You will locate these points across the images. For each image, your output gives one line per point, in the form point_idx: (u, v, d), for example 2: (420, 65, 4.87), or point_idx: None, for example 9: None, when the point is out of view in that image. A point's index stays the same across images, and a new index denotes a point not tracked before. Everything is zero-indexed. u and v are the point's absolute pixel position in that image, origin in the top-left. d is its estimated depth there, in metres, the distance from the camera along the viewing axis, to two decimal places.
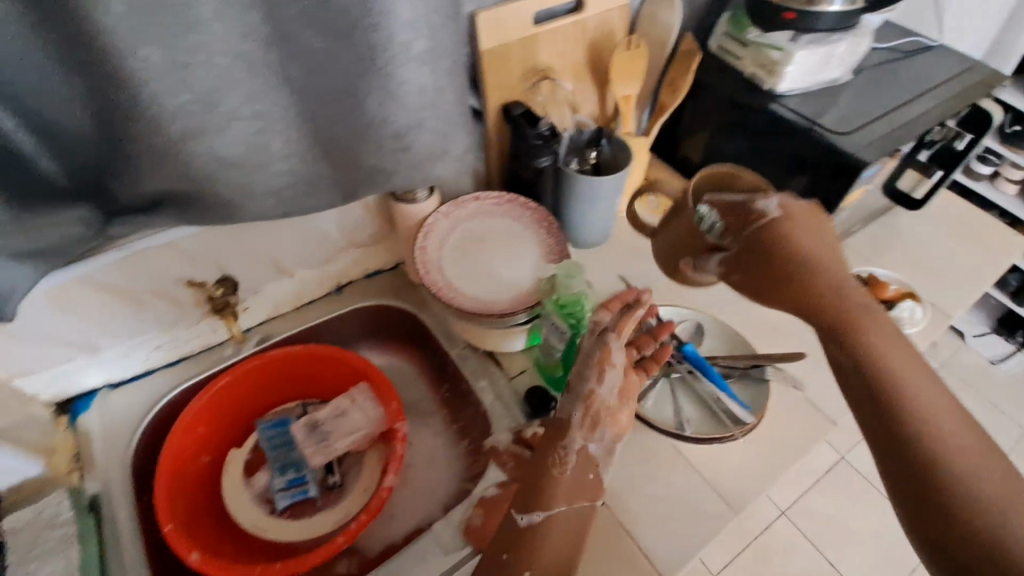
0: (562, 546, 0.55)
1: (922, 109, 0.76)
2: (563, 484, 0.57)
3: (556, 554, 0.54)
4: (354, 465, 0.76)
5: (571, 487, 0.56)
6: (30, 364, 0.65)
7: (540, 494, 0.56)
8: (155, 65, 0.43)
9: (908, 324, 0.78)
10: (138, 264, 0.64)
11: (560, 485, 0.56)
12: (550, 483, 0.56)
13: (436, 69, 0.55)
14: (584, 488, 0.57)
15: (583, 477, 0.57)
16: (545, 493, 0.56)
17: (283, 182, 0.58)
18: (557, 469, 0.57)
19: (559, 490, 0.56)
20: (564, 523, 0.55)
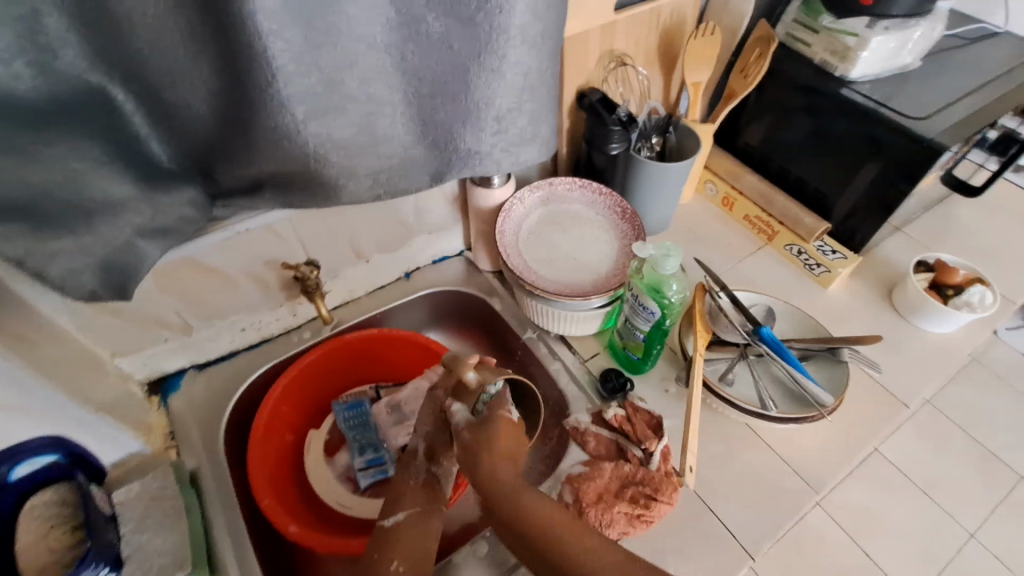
0: (417, 540, 0.49)
1: (992, 95, 0.77)
2: (412, 490, 0.52)
3: (411, 555, 0.48)
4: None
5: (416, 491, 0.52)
6: (129, 342, 0.67)
7: (399, 495, 0.52)
8: (296, 44, 0.46)
9: (979, 309, 0.78)
10: (234, 245, 0.66)
11: (411, 488, 0.53)
12: (402, 489, 0.53)
13: (538, 52, 0.57)
14: (433, 498, 0.52)
15: (428, 487, 0.53)
16: (401, 487, 0.53)
17: (384, 165, 0.60)
18: (417, 483, 0.53)
19: (414, 495, 0.52)
20: (418, 525, 0.50)
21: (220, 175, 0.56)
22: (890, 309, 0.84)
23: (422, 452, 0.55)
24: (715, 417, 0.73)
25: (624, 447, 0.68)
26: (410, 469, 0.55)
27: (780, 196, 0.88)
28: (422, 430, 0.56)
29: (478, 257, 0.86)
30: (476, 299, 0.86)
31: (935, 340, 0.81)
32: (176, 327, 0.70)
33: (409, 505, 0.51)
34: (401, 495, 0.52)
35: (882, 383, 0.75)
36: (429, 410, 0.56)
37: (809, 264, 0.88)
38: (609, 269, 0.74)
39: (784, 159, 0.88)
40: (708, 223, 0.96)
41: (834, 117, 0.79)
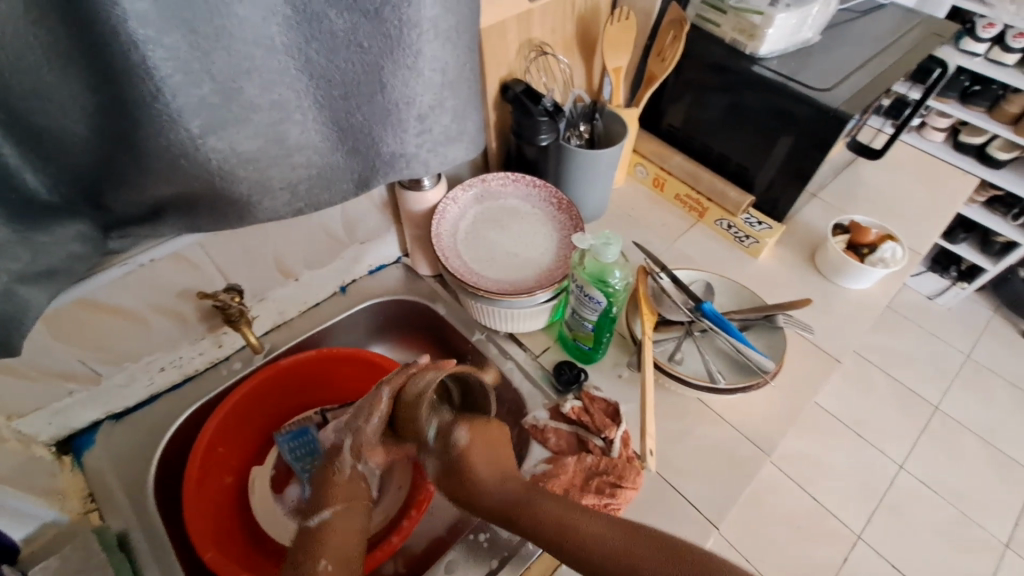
0: (347, 533, 0.45)
1: (884, 64, 0.82)
2: (341, 487, 0.49)
3: (340, 551, 0.43)
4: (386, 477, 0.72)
5: (345, 486, 0.49)
6: (26, 402, 0.59)
7: (327, 492, 0.48)
8: (180, 52, 0.41)
9: (892, 264, 0.84)
10: (139, 279, 0.59)
11: (337, 484, 0.49)
12: (329, 483, 0.49)
13: (454, 45, 0.55)
14: (358, 489, 0.50)
15: (357, 483, 0.50)
16: (330, 487, 0.49)
17: (300, 176, 0.55)
18: (342, 478, 0.50)
19: (341, 490, 0.49)
20: (344, 520, 0.46)
21: (111, 203, 0.50)
22: (815, 271, 0.89)
23: (348, 449, 0.52)
24: (668, 396, 0.74)
25: (584, 438, 0.68)
26: (335, 468, 0.51)
27: (706, 173, 0.91)
28: (355, 427, 0.53)
29: (416, 263, 0.83)
30: (419, 306, 0.83)
31: (857, 296, 0.86)
32: (82, 377, 0.62)
33: (335, 502, 0.47)
34: (327, 494, 0.48)
35: (815, 343, 0.79)
36: (366, 411, 0.53)
37: (739, 236, 0.91)
38: (551, 261, 0.73)
39: (706, 137, 0.91)
40: (641, 204, 0.97)
41: (748, 93, 0.81)
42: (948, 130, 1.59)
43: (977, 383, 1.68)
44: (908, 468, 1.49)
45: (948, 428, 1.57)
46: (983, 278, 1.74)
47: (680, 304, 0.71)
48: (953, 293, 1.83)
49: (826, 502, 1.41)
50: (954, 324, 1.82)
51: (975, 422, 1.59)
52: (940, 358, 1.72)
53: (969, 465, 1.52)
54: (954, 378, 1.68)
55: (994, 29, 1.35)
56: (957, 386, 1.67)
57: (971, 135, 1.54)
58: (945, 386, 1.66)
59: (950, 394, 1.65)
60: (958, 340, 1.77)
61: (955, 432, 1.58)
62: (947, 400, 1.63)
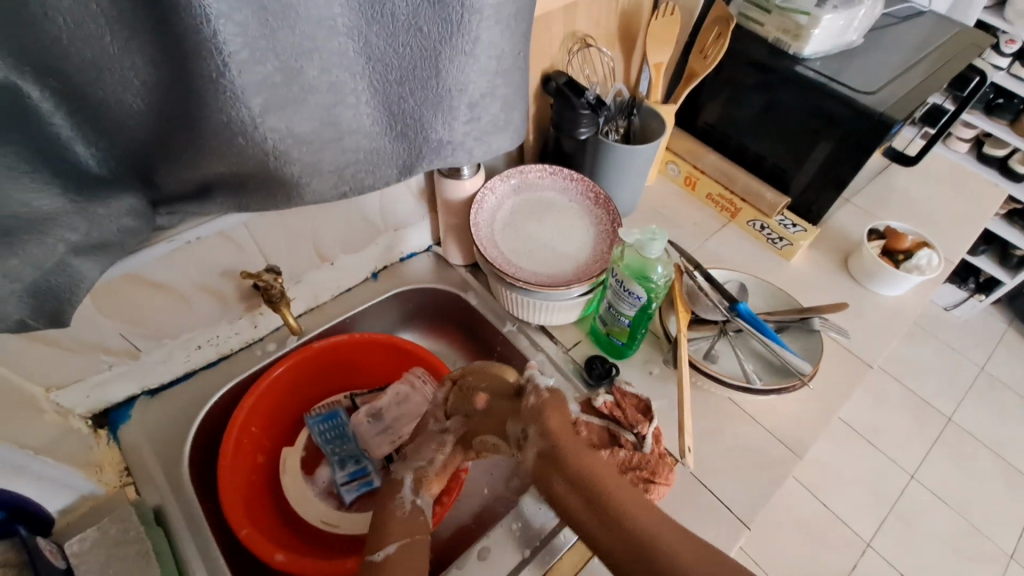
0: (409, 561, 0.47)
1: (928, 70, 0.81)
2: (399, 522, 0.51)
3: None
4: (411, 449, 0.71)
5: (405, 523, 0.50)
6: (65, 374, 0.59)
7: (385, 525, 0.51)
8: (248, 29, 0.41)
9: (928, 271, 0.84)
10: (184, 255, 0.59)
11: (397, 519, 0.51)
12: (388, 515, 0.51)
13: (509, 33, 0.55)
14: (416, 525, 0.51)
15: (417, 517, 0.52)
16: (387, 520, 0.51)
17: (350, 160, 0.55)
18: (402, 513, 0.52)
19: (402, 524, 0.50)
20: (410, 553, 0.48)
21: (162, 179, 0.50)
22: (847, 276, 0.88)
23: (408, 484, 0.54)
24: (699, 394, 0.74)
25: (617, 433, 0.66)
26: (395, 501, 0.53)
27: (740, 173, 0.90)
28: (412, 463, 0.56)
29: (449, 252, 0.83)
30: (450, 295, 0.83)
31: (889, 302, 0.85)
32: (121, 352, 0.63)
33: (397, 536, 0.49)
34: (386, 530, 0.50)
35: (847, 348, 0.79)
36: (426, 445, 0.56)
37: (772, 237, 0.90)
38: (588, 255, 0.73)
39: (743, 136, 0.90)
40: (672, 202, 0.97)
41: (790, 93, 0.81)
42: (972, 141, 1.59)
43: (992, 396, 1.67)
44: (920, 478, 1.49)
45: (961, 440, 1.57)
46: (1000, 292, 1.73)
47: (714, 300, 0.71)
48: (970, 305, 1.81)
49: (837, 509, 1.41)
50: (970, 336, 1.81)
51: (989, 435, 1.59)
52: (954, 369, 1.72)
53: (981, 477, 1.51)
54: (968, 390, 1.68)
55: (1013, 47, 1.35)
56: (971, 399, 1.66)
57: (994, 147, 1.53)
58: (959, 398, 1.65)
59: (963, 405, 1.64)
60: (974, 352, 1.76)
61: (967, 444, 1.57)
62: (960, 411, 1.62)
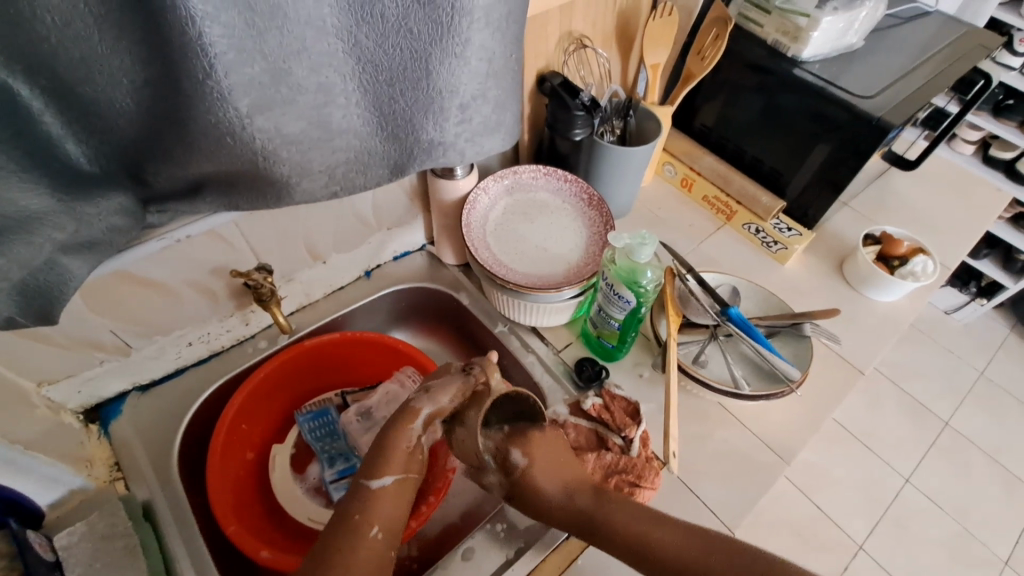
0: (394, 508, 0.48)
1: (929, 73, 0.80)
2: (401, 453, 0.50)
3: (390, 523, 0.47)
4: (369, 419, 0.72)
5: (406, 458, 0.50)
6: (57, 368, 0.60)
7: (384, 459, 0.49)
8: (236, 30, 0.41)
9: (922, 277, 0.83)
10: (174, 253, 0.60)
11: (400, 453, 0.49)
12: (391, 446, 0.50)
13: (501, 35, 0.55)
14: (415, 463, 0.51)
15: (417, 454, 0.51)
16: (390, 449, 0.50)
17: (338, 159, 0.55)
18: (406, 446, 0.50)
19: (400, 459, 0.49)
20: (399, 493, 0.48)
21: (150, 177, 0.50)
22: (842, 281, 0.88)
23: (422, 418, 0.51)
24: (689, 398, 0.74)
25: (604, 436, 0.68)
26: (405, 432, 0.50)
27: (737, 176, 0.90)
28: (433, 397, 0.51)
29: (442, 252, 0.83)
30: (443, 294, 0.83)
31: (884, 309, 0.85)
32: (113, 348, 0.63)
33: (394, 469, 0.49)
34: (388, 457, 0.49)
35: (839, 354, 0.79)
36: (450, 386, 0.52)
37: (767, 241, 0.90)
38: (580, 258, 0.73)
39: (740, 139, 0.90)
40: (668, 204, 0.96)
41: (787, 96, 0.80)
42: (979, 143, 1.57)
43: (989, 401, 1.67)
44: (914, 482, 1.49)
45: (958, 444, 1.57)
46: (1002, 296, 1.72)
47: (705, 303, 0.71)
48: (970, 309, 1.80)
49: (830, 510, 1.41)
50: (971, 340, 1.80)
51: (985, 440, 1.58)
52: (954, 373, 1.71)
53: (975, 481, 1.51)
54: (966, 394, 1.67)
55: None
56: (969, 403, 1.66)
57: (1001, 150, 1.51)
58: (957, 403, 1.65)
59: (961, 410, 1.64)
60: (973, 356, 1.75)
61: (962, 449, 1.57)
62: (957, 416, 1.62)
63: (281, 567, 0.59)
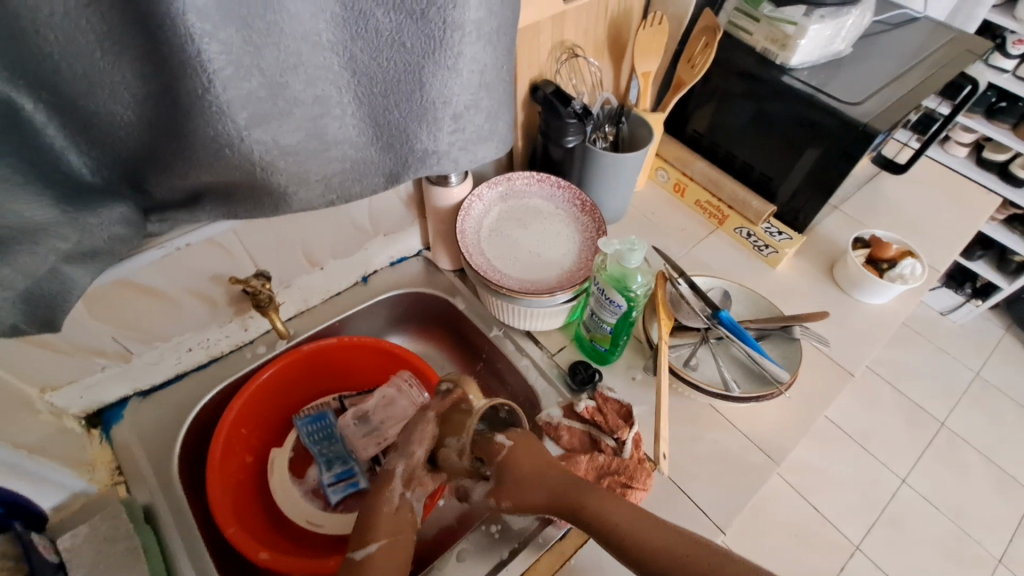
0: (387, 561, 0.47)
1: (915, 79, 0.82)
2: (387, 518, 0.50)
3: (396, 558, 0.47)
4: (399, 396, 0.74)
5: (391, 521, 0.49)
6: (59, 375, 0.61)
7: (371, 523, 0.49)
8: (235, 46, 0.42)
9: (911, 280, 0.85)
10: (174, 261, 0.61)
11: (385, 515, 0.50)
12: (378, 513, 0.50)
13: (492, 46, 0.56)
14: (403, 521, 0.50)
15: (401, 512, 0.51)
16: (376, 516, 0.50)
17: (335, 168, 0.56)
18: (390, 507, 0.50)
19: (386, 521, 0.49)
20: (394, 552, 0.47)
21: (150, 188, 0.52)
22: (832, 284, 0.89)
23: (398, 477, 0.52)
24: (680, 400, 0.75)
25: (597, 438, 0.68)
26: (385, 494, 0.51)
27: (729, 181, 0.91)
28: (404, 453, 0.54)
29: (438, 257, 0.84)
30: (439, 299, 0.84)
31: (874, 311, 0.86)
32: (113, 354, 0.64)
33: (381, 535, 0.48)
34: (373, 524, 0.49)
35: (829, 356, 0.80)
36: (416, 434, 0.55)
37: (758, 245, 0.91)
38: (573, 263, 0.74)
39: (731, 145, 0.91)
40: (661, 208, 0.98)
41: (776, 103, 0.81)
42: (973, 145, 1.59)
43: (984, 401, 1.68)
44: (910, 481, 1.51)
45: (953, 445, 1.57)
46: (996, 297, 1.73)
47: (698, 308, 0.72)
48: (965, 310, 1.82)
49: (825, 510, 1.42)
50: (966, 341, 1.81)
51: (980, 440, 1.59)
52: (949, 374, 1.72)
53: (969, 481, 1.53)
54: (962, 395, 1.68)
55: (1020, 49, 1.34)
56: (964, 403, 1.67)
57: (994, 152, 1.53)
58: (952, 404, 1.66)
59: (956, 411, 1.65)
60: (969, 357, 1.76)
61: (958, 450, 1.58)
62: (952, 416, 1.63)
63: (280, 568, 0.60)
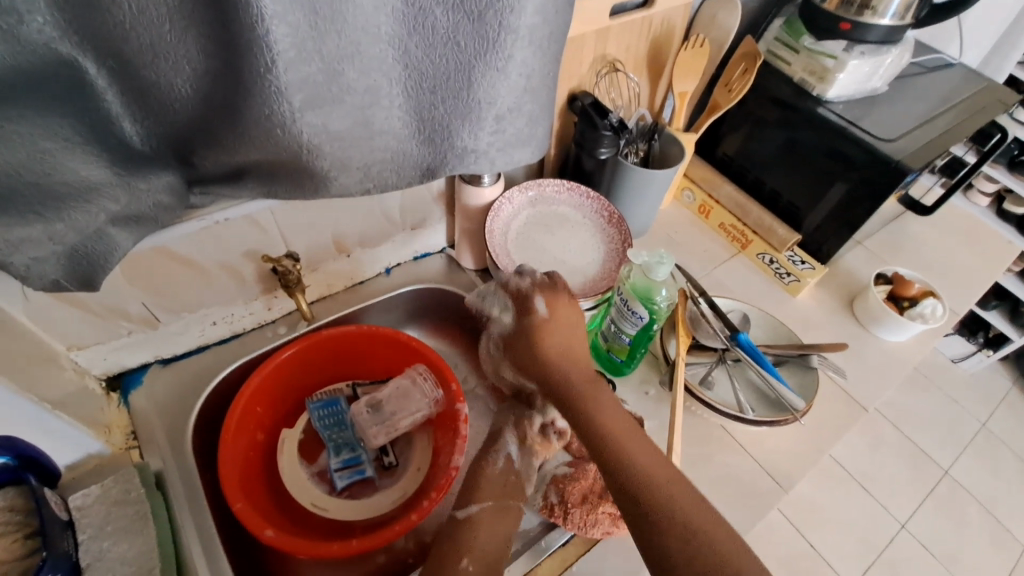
0: (495, 535, 0.59)
1: (948, 122, 0.82)
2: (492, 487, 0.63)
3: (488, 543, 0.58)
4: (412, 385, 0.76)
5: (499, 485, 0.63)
6: (87, 335, 0.62)
7: (476, 489, 0.62)
8: (302, 30, 0.44)
9: (931, 320, 0.84)
10: (210, 234, 0.62)
11: (490, 482, 0.63)
12: (484, 475, 0.64)
13: (542, 53, 0.57)
14: (510, 487, 0.63)
15: (509, 477, 0.64)
16: (481, 484, 0.63)
17: (376, 158, 0.57)
18: (495, 474, 0.64)
19: (494, 484, 0.63)
20: (491, 517, 0.60)
21: (198, 160, 0.53)
22: (851, 317, 0.89)
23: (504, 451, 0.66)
24: (692, 418, 0.75)
25: None
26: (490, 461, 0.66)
27: (755, 207, 0.92)
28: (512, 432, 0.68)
29: (462, 255, 0.85)
30: (459, 297, 0.85)
31: (890, 349, 0.86)
32: (140, 321, 0.65)
33: (488, 498, 0.62)
34: (480, 488, 0.63)
35: (844, 389, 0.80)
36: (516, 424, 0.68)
37: (780, 272, 0.92)
38: (597, 273, 0.75)
39: (759, 171, 0.92)
40: (684, 228, 0.98)
41: (808, 133, 0.82)
42: (994, 195, 1.59)
43: (989, 453, 1.65)
44: (910, 527, 1.48)
45: (955, 494, 1.55)
46: (1008, 349, 1.71)
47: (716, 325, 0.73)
48: (975, 359, 1.79)
49: (822, 548, 1.40)
50: (974, 391, 1.79)
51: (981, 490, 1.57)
52: (954, 422, 1.71)
53: (971, 536, 1.50)
54: (967, 444, 1.66)
55: None
56: (969, 454, 1.64)
57: (1015, 204, 1.52)
58: (957, 452, 1.64)
59: (960, 459, 1.62)
60: (976, 408, 1.75)
61: (960, 499, 1.56)
62: (957, 464, 1.61)
63: (284, 547, 0.60)
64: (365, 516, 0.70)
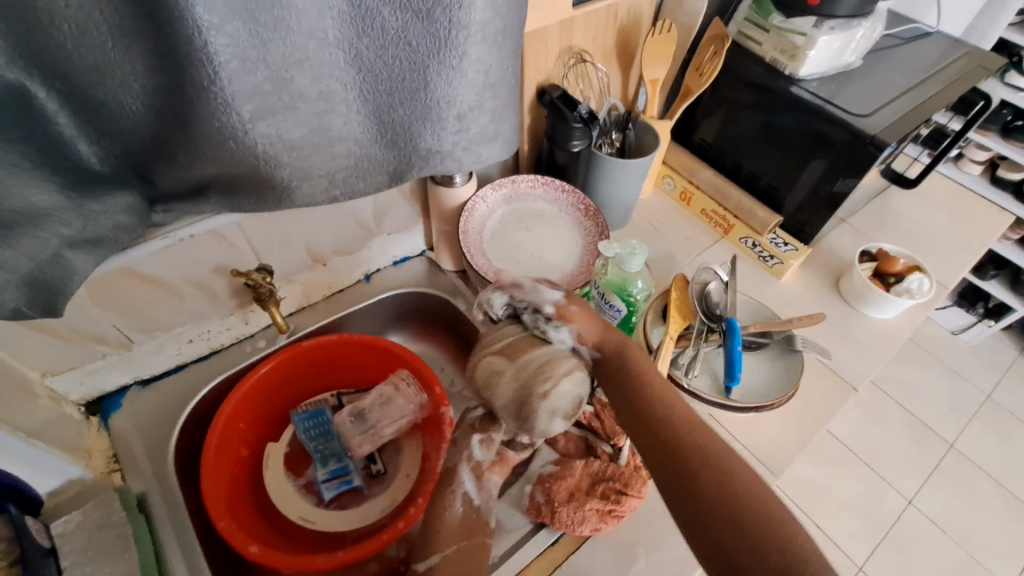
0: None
1: (926, 93, 0.81)
2: (451, 529, 0.57)
3: None
4: (396, 391, 0.75)
5: (461, 525, 0.58)
6: (61, 361, 0.62)
7: (435, 535, 0.57)
8: (242, 40, 0.43)
9: (918, 296, 0.83)
10: (176, 251, 0.61)
11: (448, 522, 0.57)
12: (442, 523, 0.57)
13: (500, 48, 0.57)
14: (473, 528, 0.58)
15: (469, 515, 0.59)
16: (441, 525, 0.57)
17: (339, 164, 0.56)
18: (452, 515, 0.58)
19: (454, 531, 0.57)
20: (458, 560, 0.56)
21: (156, 177, 0.52)
22: (837, 297, 0.88)
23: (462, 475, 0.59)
24: None
25: (592, 443, 0.67)
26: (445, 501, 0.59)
27: (734, 191, 0.91)
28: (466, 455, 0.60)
29: (440, 257, 0.84)
30: (441, 299, 0.84)
31: (880, 327, 0.85)
32: (115, 344, 0.65)
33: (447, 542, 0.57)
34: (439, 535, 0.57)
35: (833, 370, 0.79)
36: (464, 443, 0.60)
37: (763, 255, 0.91)
38: (575, 267, 0.74)
39: (738, 155, 0.91)
40: (666, 216, 0.97)
41: (784, 113, 0.81)
42: (987, 163, 1.56)
43: (996, 424, 1.64)
44: (916, 503, 1.48)
45: (961, 467, 1.55)
46: (1010, 318, 1.68)
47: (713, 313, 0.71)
48: (976, 330, 1.78)
49: (828, 529, 1.40)
50: (977, 363, 1.77)
51: (988, 462, 1.56)
52: (959, 395, 1.69)
53: (981, 508, 1.49)
54: (972, 416, 1.65)
55: None
56: (976, 426, 1.63)
57: (1009, 170, 1.50)
58: (961, 424, 1.63)
59: (966, 432, 1.61)
60: (980, 379, 1.73)
61: (966, 471, 1.55)
62: (962, 437, 1.60)
63: (268, 563, 0.60)
64: (355, 526, 0.69)
